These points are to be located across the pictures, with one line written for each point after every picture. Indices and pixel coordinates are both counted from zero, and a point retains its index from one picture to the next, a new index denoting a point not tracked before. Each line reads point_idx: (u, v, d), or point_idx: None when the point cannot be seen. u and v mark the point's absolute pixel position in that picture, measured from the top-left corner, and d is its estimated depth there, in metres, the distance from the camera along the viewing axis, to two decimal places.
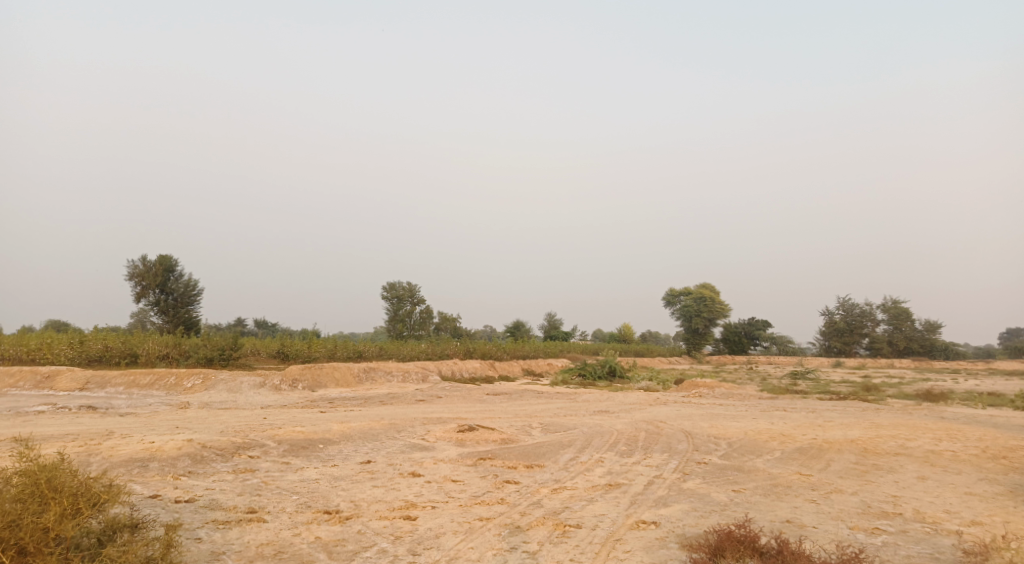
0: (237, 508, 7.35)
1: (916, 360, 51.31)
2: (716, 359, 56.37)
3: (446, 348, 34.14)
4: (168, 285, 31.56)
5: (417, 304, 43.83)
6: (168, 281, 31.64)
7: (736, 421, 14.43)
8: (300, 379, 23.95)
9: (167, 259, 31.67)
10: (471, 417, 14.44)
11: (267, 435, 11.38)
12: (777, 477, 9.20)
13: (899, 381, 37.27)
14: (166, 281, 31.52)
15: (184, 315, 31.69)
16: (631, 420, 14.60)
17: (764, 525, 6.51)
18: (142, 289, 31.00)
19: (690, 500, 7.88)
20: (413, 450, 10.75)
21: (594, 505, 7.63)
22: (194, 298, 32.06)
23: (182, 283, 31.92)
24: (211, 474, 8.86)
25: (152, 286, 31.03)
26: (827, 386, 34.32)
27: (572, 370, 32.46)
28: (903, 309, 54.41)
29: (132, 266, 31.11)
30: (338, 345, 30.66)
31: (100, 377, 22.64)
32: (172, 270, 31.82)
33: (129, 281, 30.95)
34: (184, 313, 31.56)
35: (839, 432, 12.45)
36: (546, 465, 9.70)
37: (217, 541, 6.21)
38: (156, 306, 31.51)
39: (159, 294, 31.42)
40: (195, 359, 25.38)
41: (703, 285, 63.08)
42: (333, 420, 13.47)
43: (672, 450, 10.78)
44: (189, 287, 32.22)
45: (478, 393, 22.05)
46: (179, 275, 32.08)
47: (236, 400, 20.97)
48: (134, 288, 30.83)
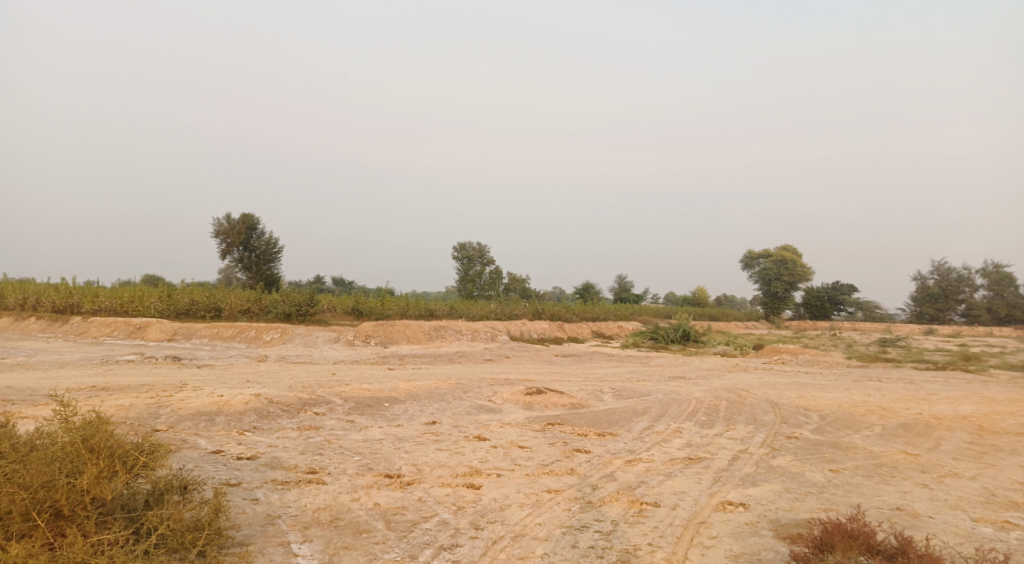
0: (298, 467, 7.16)
1: (1019, 329, 47.26)
2: (796, 324, 53.79)
3: (515, 309, 33.81)
4: (251, 242, 32.43)
5: (487, 265, 43.60)
6: (251, 239, 32.51)
7: (826, 392, 13.31)
8: (372, 335, 24.21)
9: (251, 217, 32.47)
10: (540, 379, 13.96)
11: (334, 391, 11.25)
12: (880, 456, 8.22)
13: (1001, 351, 34.29)
14: (249, 238, 32.40)
15: (266, 272, 32.61)
16: (710, 387, 13.75)
17: (872, 515, 5.67)
18: (228, 246, 31.98)
19: (781, 480, 7.09)
20: (479, 412, 10.35)
21: (673, 482, 6.97)
22: (275, 255, 32.89)
23: (265, 241, 32.73)
24: (276, 430, 8.74)
25: (236, 243, 31.95)
26: (920, 355, 31.91)
27: (644, 332, 31.50)
28: (1006, 274, 50.04)
29: (218, 224, 32.08)
30: (410, 303, 30.82)
31: (186, 328, 23.54)
32: (255, 228, 32.65)
33: (215, 238, 31.96)
34: (266, 270, 32.47)
35: (948, 407, 11.17)
36: (619, 434, 9.07)
37: (274, 504, 5.98)
38: (240, 263, 32.52)
39: (243, 251, 32.36)
40: (274, 314, 26.03)
41: (783, 247, 60.00)
42: (400, 378, 13.30)
43: (758, 421, 9.94)
44: (270, 245, 33.02)
45: (547, 354, 21.62)
46: (262, 233, 32.90)
47: (311, 354, 21.35)
48: (219, 245, 31.84)
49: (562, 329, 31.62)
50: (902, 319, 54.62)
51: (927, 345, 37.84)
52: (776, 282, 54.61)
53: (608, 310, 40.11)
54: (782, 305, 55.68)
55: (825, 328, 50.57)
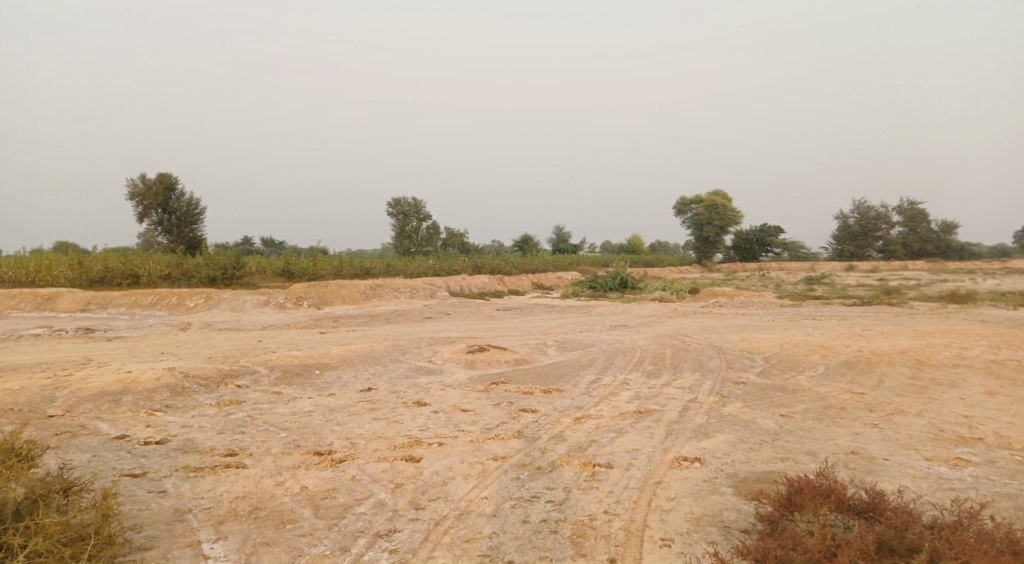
0: (214, 450, 6.42)
1: (930, 262, 49.88)
2: (728, 267, 55.20)
3: (454, 264, 33.06)
4: (169, 203, 30.23)
5: (423, 220, 42.40)
6: (170, 200, 30.30)
7: (767, 333, 13.36)
8: (305, 297, 23.08)
9: (167, 176, 30.16)
10: (481, 335, 13.47)
11: (260, 361, 10.42)
12: (828, 398, 8.14)
13: (917, 284, 36.05)
14: (167, 199, 30.18)
15: (188, 235, 30.63)
16: (654, 335, 13.58)
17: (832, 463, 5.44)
18: (144, 208, 29.68)
19: (734, 429, 6.84)
20: (418, 375, 9.78)
21: (625, 439, 6.61)
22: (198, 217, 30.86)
23: (185, 202, 30.63)
24: (192, 408, 7.92)
25: (153, 205, 29.70)
26: (845, 291, 33.14)
27: (583, 282, 31.41)
28: (919, 211, 52.42)
29: (131, 184, 29.68)
30: (344, 262, 29.61)
31: (101, 298, 21.80)
32: (173, 188, 30.40)
33: (130, 200, 29.61)
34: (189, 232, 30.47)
35: (886, 343, 11.31)
36: (566, 390, 8.69)
37: (185, 496, 5.29)
38: (159, 226, 30.37)
39: (161, 213, 30.16)
40: (198, 279, 24.43)
41: (714, 192, 61.05)
42: (333, 342, 12.54)
43: (704, 368, 9.76)
44: (191, 206, 30.92)
45: (488, 309, 21.09)
46: (181, 193, 30.71)
47: (239, 320, 20.15)
48: (135, 207, 29.53)
49: (502, 283, 31.18)
50: (825, 258, 56.80)
51: (850, 281, 39.41)
52: (708, 227, 55.57)
53: (547, 261, 39.87)
54: (714, 249, 56.91)
55: (755, 270, 52.05)
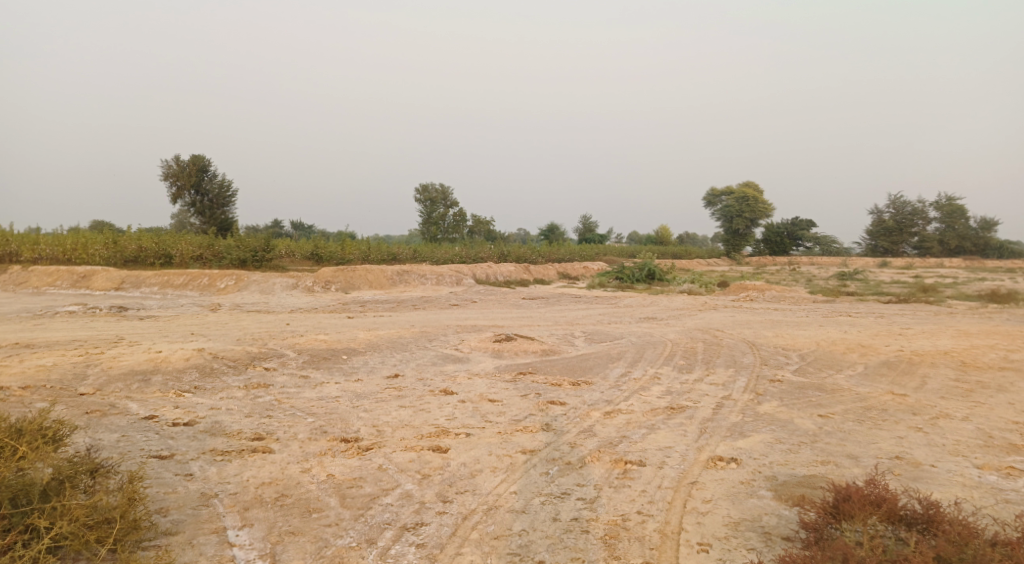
0: (241, 433, 6.39)
1: (968, 259, 48.45)
2: (758, 260, 54.24)
3: (481, 251, 32.96)
4: (202, 185, 30.57)
5: (450, 207, 42.32)
6: (203, 182, 30.63)
7: (802, 329, 13.01)
8: (332, 281, 23.17)
9: (200, 158, 30.49)
10: (508, 324, 13.33)
11: (287, 344, 10.42)
12: (868, 399, 7.84)
13: (955, 282, 35.02)
14: (200, 181, 30.52)
15: (220, 217, 30.99)
16: (684, 328, 13.31)
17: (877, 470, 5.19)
18: (178, 190, 30.06)
19: (771, 429, 6.61)
20: (445, 363, 9.68)
21: (658, 436, 6.42)
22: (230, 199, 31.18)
23: (217, 185, 30.96)
24: (220, 390, 7.93)
25: (186, 186, 30.05)
26: (879, 288, 32.27)
27: (610, 272, 31.09)
28: (958, 207, 50.87)
29: (166, 166, 30.06)
30: (371, 247, 29.70)
31: (134, 277, 22.13)
32: (206, 170, 30.71)
33: (164, 181, 30.00)
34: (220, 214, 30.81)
35: (928, 342, 10.90)
36: (595, 382, 8.51)
37: (212, 479, 5.25)
38: (192, 207, 30.74)
39: (194, 195, 30.52)
40: (228, 261, 24.68)
41: (746, 184, 59.98)
42: (360, 327, 12.51)
43: (738, 364, 9.50)
44: (223, 188, 31.25)
45: (515, 297, 20.96)
46: (213, 175, 31.03)
47: (268, 302, 20.31)
48: (169, 188, 29.91)
49: (528, 271, 31.00)
50: (858, 253, 55.51)
51: (884, 277, 38.48)
52: (737, 219, 54.62)
53: (574, 251, 39.58)
54: (744, 242, 55.97)
55: (785, 263, 51.12)
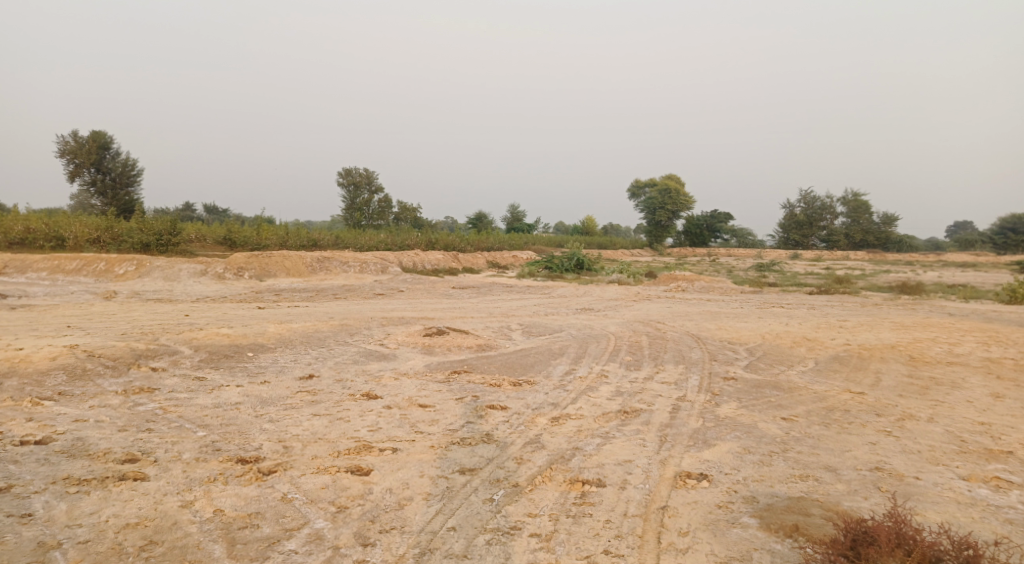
0: (110, 454, 5.12)
1: (871, 252, 50.82)
2: (679, 251, 55.21)
3: (407, 238, 31.58)
4: (104, 163, 27.73)
5: (375, 192, 40.58)
6: (104, 159, 27.80)
7: (742, 322, 12.62)
8: (246, 268, 21.33)
9: (102, 134, 27.64)
10: (438, 316, 12.31)
11: (183, 339, 9.01)
12: (828, 398, 7.34)
13: (863, 274, 36.43)
14: (102, 159, 27.67)
15: (124, 198, 28.26)
16: (623, 320, 12.68)
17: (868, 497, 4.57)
18: (76, 167, 27.07)
19: (737, 436, 5.93)
20: (368, 361, 8.58)
21: (614, 446, 5.62)
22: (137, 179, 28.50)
23: (120, 163, 28.22)
24: (91, 396, 6.55)
25: (86, 164, 27.11)
26: (796, 279, 33.09)
27: (539, 262, 30.43)
28: (863, 203, 53.18)
29: (61, 141, 27.02)
30: (290, 232, 27.83)
31: (19, 260, 19.62)
32: (108, 147, 27.89)
33: (60, 157, 26.93)
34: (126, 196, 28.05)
35: (872, 336, 10.64)
36: (538, 382, 7.66)
37: (57, 521, 4.02)
38: (92, 187, 27.77)
39: (95, 174, 27.60)
40: (129, 245, 22.39)
41: (669, 177, 60.96)
42: (270, 319, 11.16)
43: (687, 360, 8.89)
44: (127, 166, 28.53)
45: (443, 286, 19.85)
46: (117, 153, 28.23)
47: (172, 290, 18.38)
48: (66, 166, 26.87)
49: (457, 260, 29.90)
50: (772, 246, 57.37)
51: (799, 269, 39.69)
52: (661, 211, 55.22)
53: (502, 239, 38.70)
54: (667, 233, 56.77)
55: (705, 255, 52.16)
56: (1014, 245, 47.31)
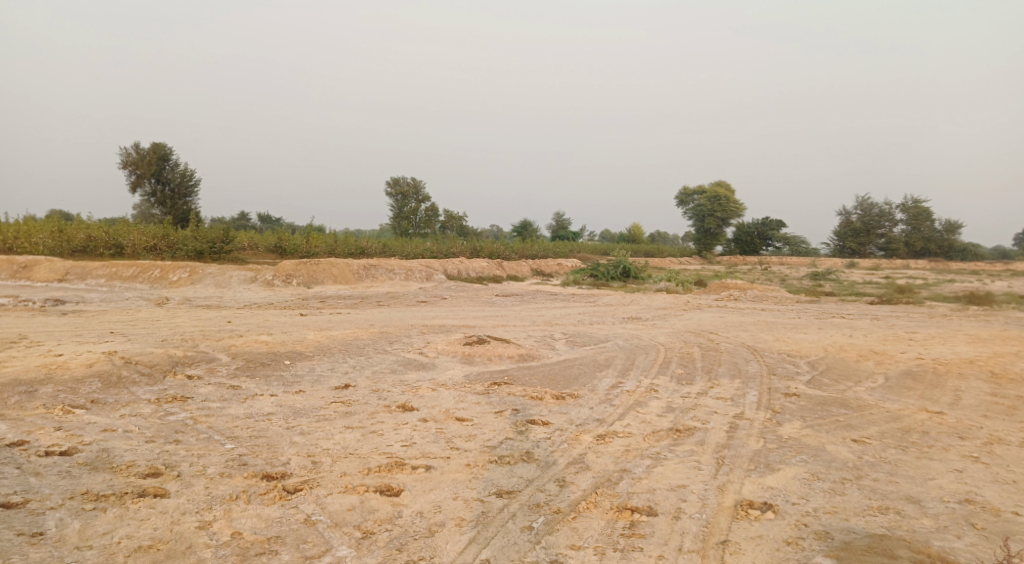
0: (133, 467, 4.92)
1: (933, 260, 48.33)
2: (728, 259, 53.71)
3: (452, 246, 31.49)
4: (163, 174, 28.52)
5: (422, 201, 40.73)
6: (163, 170, 28.60)
7: (802, 333, 11.87)
8: (294, 275, 21.50)
9: (161, 146, 28.44)
10: (480, 324, 11.98)
11: (222, 347, 8.91)
12: (904, 418, 6.65)
13: (927, 283, 34.58)
14: (161, 170, 28.47)
15: (183, 208, 28.93)
16: (673, 330, 12.11)
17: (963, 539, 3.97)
18: (137, 178, 27.92)
19: (803, 460, 5.37)
20: (406, 370, 8.27)
21: (666, 470, 5.13)
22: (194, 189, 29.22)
23: (179, 173, 28.92)
24: (123, 405, 6.42)
25: (147, 175, 27.93)
26: (854, 288, 31.57)
27: (584, 269, 29.89)
28: (924, 209, 50.71)
29: (124, 153, 27.92)
30: (338, 240, 28.03)
31: (80, 267, 20.20)
32: (167, 158, 28.69)
33: (122, 169, 27.82)
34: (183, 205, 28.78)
35: (947, 349, 9.78)
36: (583, 396, 7.20)
37: (68, 542, 3.80)
38: (152, 198, 28.58)
39: (155, 184, 28.42)
40: (184, 253, 22.84)
41: (718, 184, 59.53)
42: (311, 326, 11.02)
43: (743, 374, 8.29)
44: (185, 176, 29.23)
45: (487, 294, 19.54)
46: (175, 164, 29.02)
47: (222, 296, 18.60)
48: (128, 176, 27.73)
49: (501, 267, 29.62)
50: (827, 254, 55.24)
51: (856, 277, 37.97)
52: (710, 218, 53.90)
53: (547, 247, 38.26)
54: (716, 241, 55.34)
55: (756, 263, 50.60)
56: None
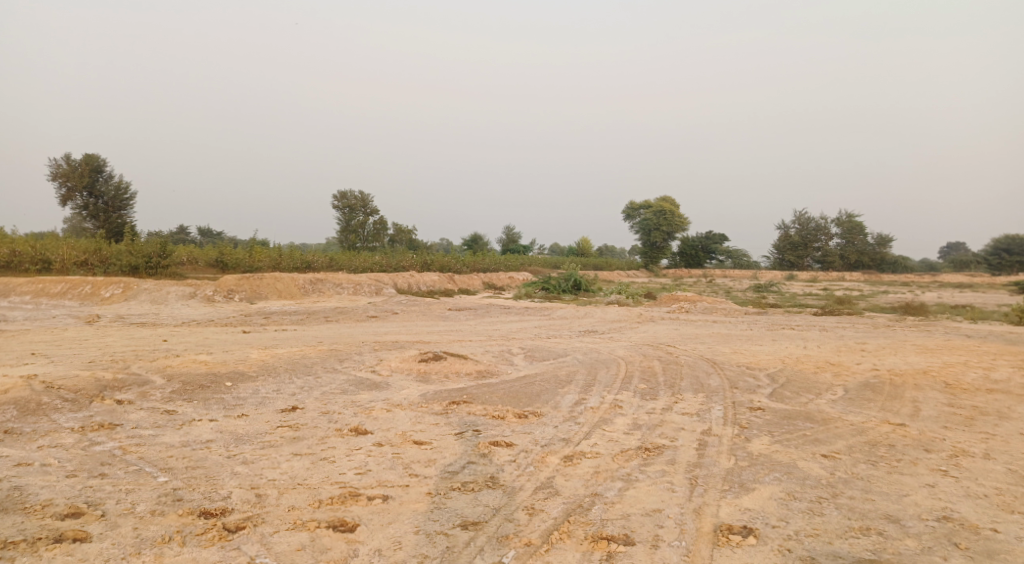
0: (49, 507, 4.36)
1: (866, 273, 50.24)
2: (675, 272, 54.66)
3: (402, 260, 30.90)
4: (96, 186, 27.05)
5: (371, 214, 39.98)
6: (97, 182, 27.13)
7: (757, 345, 11.90)
8: (236, 290, 20.59)
9: (94, 157, 26.98)
10: (434, 340, 11.57)
11: (156, 368, 8.26)
12: (868, 431, 6.61)
13: (863, 294, 35.82)
14: (94, 182, 26.99)
15: (117, 222, 27.49)
16: (630, 343, 11.98)
17: None
18: (67, 191, 26.37)
19: (777, 478, 5.20)
20: (358, 390, 7.82)
21: (639, 492, 4.88)
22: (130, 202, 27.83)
23: (112, 185, 27.52)
24: (42, 435, 5.78)
25: (78, 187, 26.42)
26: (797, 300, 32.46)
27: (535, 282, 29.74)
28: (857, 224, 52.75)
29: (53, 165, 26.34)
30: (284, 254, 27.11)
31: (1, 284, 18.82)
32: (101, 170, 27.23)
33: (51, 180, 26.23)
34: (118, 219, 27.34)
35: (899, 360, 9.92)
36: (545, 415, 6.90)
37: None
38: (84, 211, 27.04)
39: (87, 197, 26.91)
40: (118, 268, 21.60)
41: (664, 199, 60.68)
42: (254, 343, 10.41)
43: (705, 388, 8.17)
44: (120, 189, 27.83)
45: (439, 308, 19.11)
46: (109, 176, 27.57)
47: (158, 313, 17.61)
48: (57, 189, 26.16)
49: (453, 281, 29.22)
50: (767, 267, 56.85)
51: (797, 289, 39.08)
52: (656, 232, 54.76)
53: (498, 261, 38.04)
54: (662, 255, 56.26)
55: (702, 276, 51.59)
56: (1007, 266, 46.83)
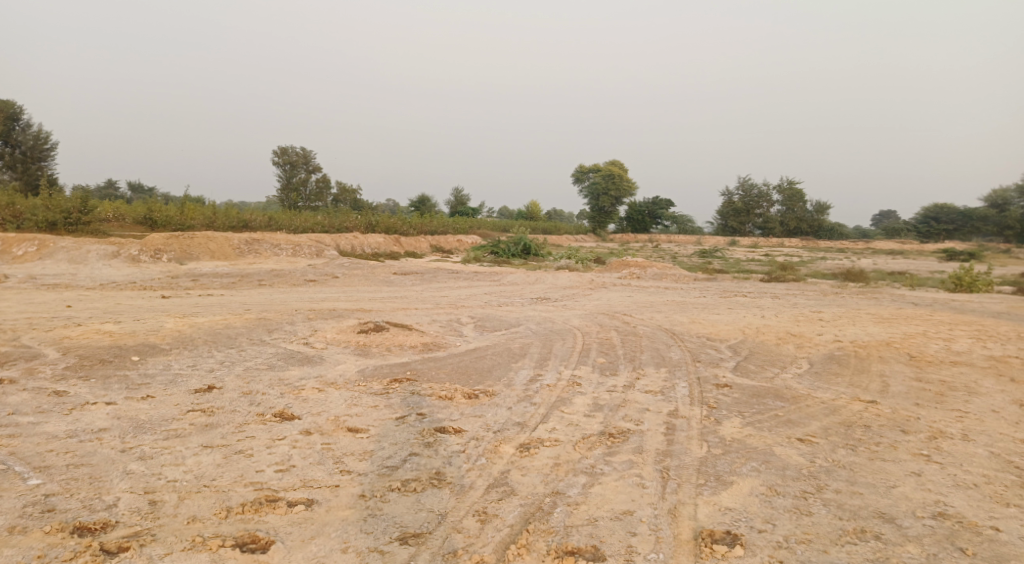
0: None
1: (805, 240, 51.29)
2: (622, 237, 54.63)
3: (345, 221, 29.52)
4: (13, 135, 24.65)
5: (313, 172, 38.12)
6: (13, 131, 24.71)
7: (714, 314, 11.51)
8: (164, 250, 19.04)
9: (10, 103, 24.52)
10: (376, 308, 10.70)
11: (52, 340, 7.17)
12: (841, 410, 6.19)
13: (804, 261, 36.40)
14: (10, 130, 24.60)
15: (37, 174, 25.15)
16: (586, 311, 11.40)
17: None
18: None
19: (755, 469, 4.67)
20: (287, 366, 6.96)
21: (606, 490, 4.26)
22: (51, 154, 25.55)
23: (30, 135, 25.08)
24: None
25: None
26: (741, 265, 32.74)
27: (483, 246, 28.93)
28: (798, 191, 53.60)
29: None
30: (219, 212, 25.34)
31: None
32: (17, 118, 24.79)
33: None
34: (38, 171, 25.03)
35: (860, 331, 9.63)
36: (498, 394, 6.22)
37: None
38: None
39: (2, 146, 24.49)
40: (32, 224, 19.63)
41: (613, 163, 60.43)
42: (174, 310, 9.32)
43: (668, 362, 7.64)
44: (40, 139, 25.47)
45: (383, 272, 18.15)
46: (27, 124, 25.15)
47: (75, 274, 16.01)
48: None
49: (398, 243, 28.13)
50: (711, 232, 57.53)
51: (742, 255, 39.46)
52: (604, 196, 54.48)
53: (446, 223, 36.94)
54: (610, 219, 56.11)
55: (648, 241, 51.69)
56: (935, 234, 48.48)
